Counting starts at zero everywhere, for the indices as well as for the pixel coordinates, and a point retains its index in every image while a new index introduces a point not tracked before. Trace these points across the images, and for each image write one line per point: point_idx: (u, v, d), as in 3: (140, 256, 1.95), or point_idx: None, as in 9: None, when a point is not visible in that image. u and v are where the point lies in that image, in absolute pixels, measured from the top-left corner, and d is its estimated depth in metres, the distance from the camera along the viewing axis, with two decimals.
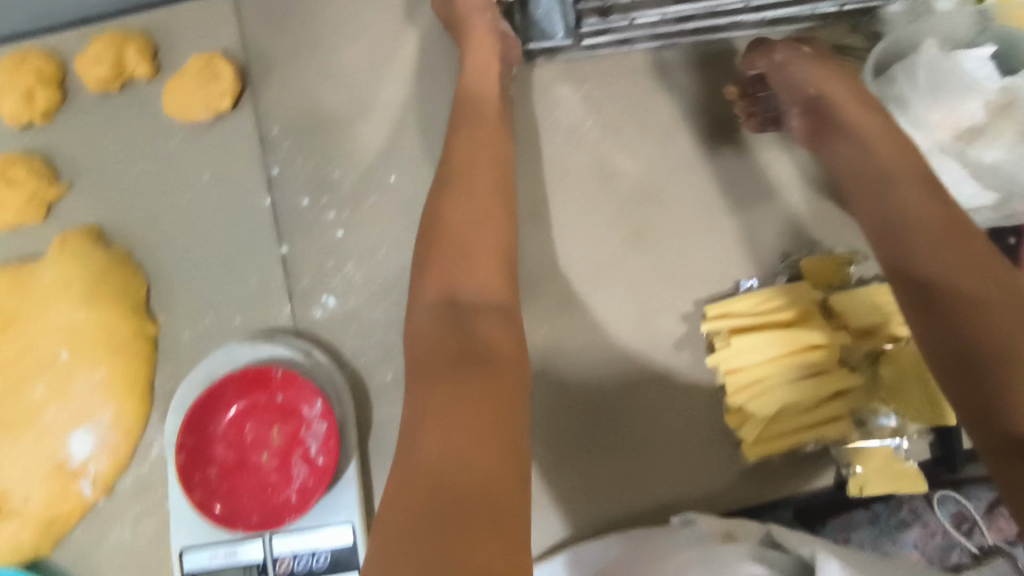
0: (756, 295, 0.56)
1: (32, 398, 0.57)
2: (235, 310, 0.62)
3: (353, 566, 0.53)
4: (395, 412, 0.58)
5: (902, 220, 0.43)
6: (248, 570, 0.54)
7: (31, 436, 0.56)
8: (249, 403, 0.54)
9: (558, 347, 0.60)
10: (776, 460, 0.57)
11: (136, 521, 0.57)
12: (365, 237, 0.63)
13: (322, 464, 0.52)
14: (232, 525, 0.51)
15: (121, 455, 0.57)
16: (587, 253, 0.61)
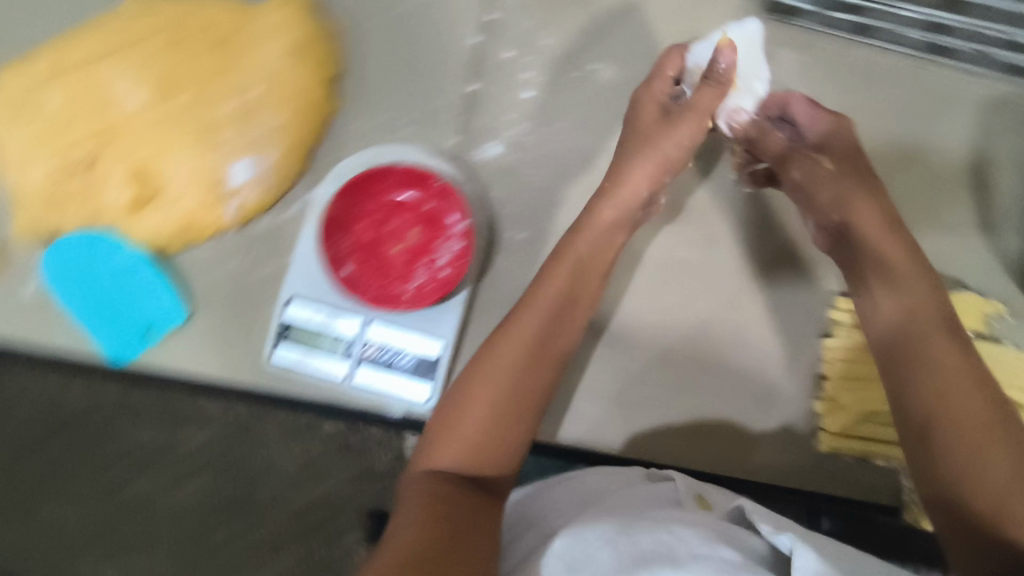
0: None
1: (214, 117, 0.61)
2: (407, 121, 0.64)
3: (429, 378, 0.58)
4: (512, 268, 0.62)
5: (912, 356, 0.45)
6: (338, 341, 0.58)
7: (201, 148, 0.61)
8: (404, 197, 0.57)
9: (679, 280, 0.61)
10: (840, 462, 0.59)
11: (256, 260, 0.61)
12: (547, 107, 0.65)
13: (444, 276, 0.55)
14: (350, 289, 0.55)
15: (268, 198, 0.61)
16: (745, 209, 0.62)
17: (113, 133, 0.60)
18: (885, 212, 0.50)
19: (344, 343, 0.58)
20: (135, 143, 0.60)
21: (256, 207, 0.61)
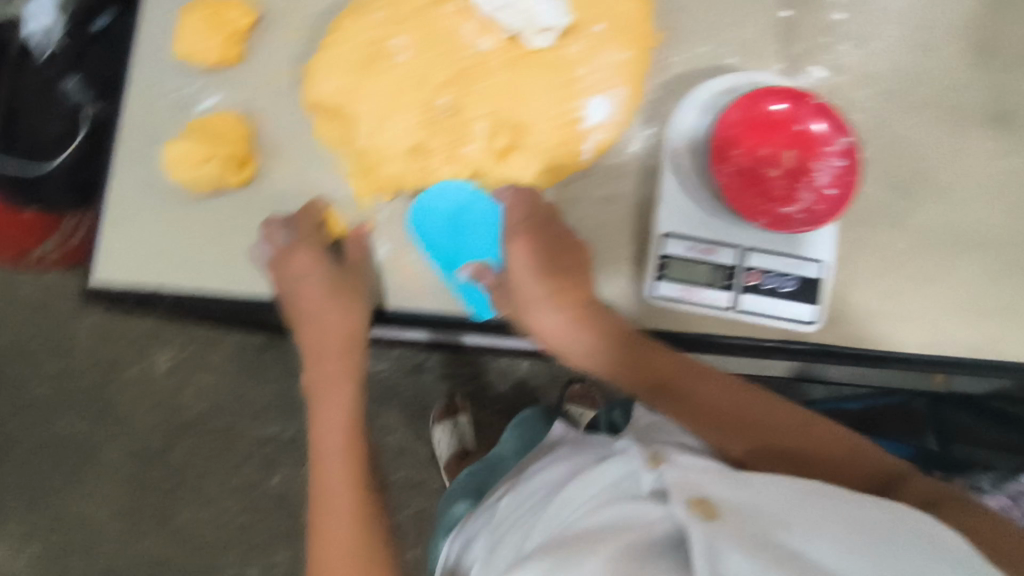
0: (685, 241, 0.58)
1: (568, 53, 0.60)
2: (679, 50, 0.64)
3: (815, 299, 0.58)
4: (828, 184, 0.56)
5: (314, 322, 0.59)
6: (717, 269, 0.58)
7: (556, 84, 0.59)
8: (763, 121, 0.56)
9: (786, 124, 0.56)
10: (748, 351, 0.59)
11: (607, 200, 0.60)
12: (826, 36, 0.64)
13: (833, 195, 0.55)
14: (748, 215, 0.55)
15: (621, 126, 0.61)
16: (859, 60, 0.64)
17: (461, 95, 0.59)
18: (309, 237, 0.59)
19: (724, 272, 0.58)
20: (489, 91, 0.59)
21: (606, 145, 0.60)
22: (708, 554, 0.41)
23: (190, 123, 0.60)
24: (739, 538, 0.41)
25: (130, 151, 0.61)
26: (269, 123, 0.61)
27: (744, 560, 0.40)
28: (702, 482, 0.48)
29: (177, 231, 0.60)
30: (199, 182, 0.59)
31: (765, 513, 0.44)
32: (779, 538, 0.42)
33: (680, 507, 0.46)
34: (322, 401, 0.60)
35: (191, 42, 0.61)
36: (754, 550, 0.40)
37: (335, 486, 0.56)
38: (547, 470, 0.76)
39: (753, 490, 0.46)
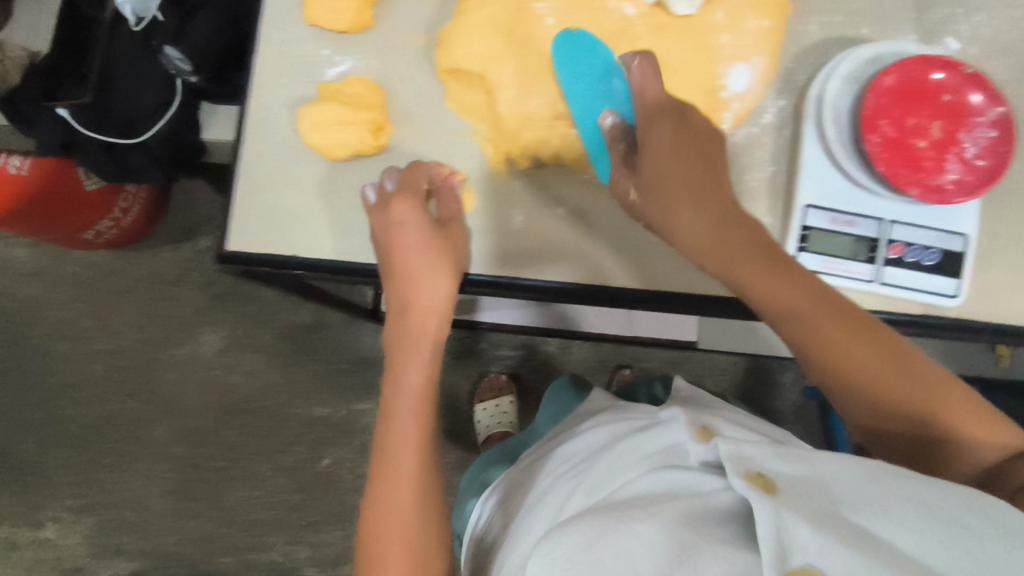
0: (827, 212, 0.58)
1: (711, 21, 0.59)
2: (812, 19, 0.63)
3: (957, 273, 0.58)
4: (980, 155, 0.55)
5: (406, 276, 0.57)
6: (859, 241, 0.58)
7: (698, 53, 0.59)
8: (915, 90, 0.56)
9: (937, 93, 0.56)
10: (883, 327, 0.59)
11: (742, 172, 0.61)
12: (960, 7, 0.63)
13: (982, 167, 0.55)
14: (898, 185, 0.55)
15: (758, 94, 0.60)
16: (994, 32, 0.63)
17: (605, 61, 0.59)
18: (416, 192, 0.57)
19: (866, 245, 0.58)
20: (634, 58, 0.59)
21: (744, 115, 0.60)
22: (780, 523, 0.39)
23: (322, 87, 0.60)
24: (804, 512, 0.39)
25: (257, 115, 0.60)
26: (402, 89, 0.61)
27: (812, 531, 0.38)
28: (754, 453, 0.46)
29: (309, 197, 0.60)
30: (337, 149, 0.59)
31: (825, 490, 0.42)
32: (842, 511, 0.40)
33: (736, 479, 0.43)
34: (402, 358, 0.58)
35: (322, 5, 0.60)
36: (823, 527, 0.38)
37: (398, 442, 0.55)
38: (583, 437, 0.76)
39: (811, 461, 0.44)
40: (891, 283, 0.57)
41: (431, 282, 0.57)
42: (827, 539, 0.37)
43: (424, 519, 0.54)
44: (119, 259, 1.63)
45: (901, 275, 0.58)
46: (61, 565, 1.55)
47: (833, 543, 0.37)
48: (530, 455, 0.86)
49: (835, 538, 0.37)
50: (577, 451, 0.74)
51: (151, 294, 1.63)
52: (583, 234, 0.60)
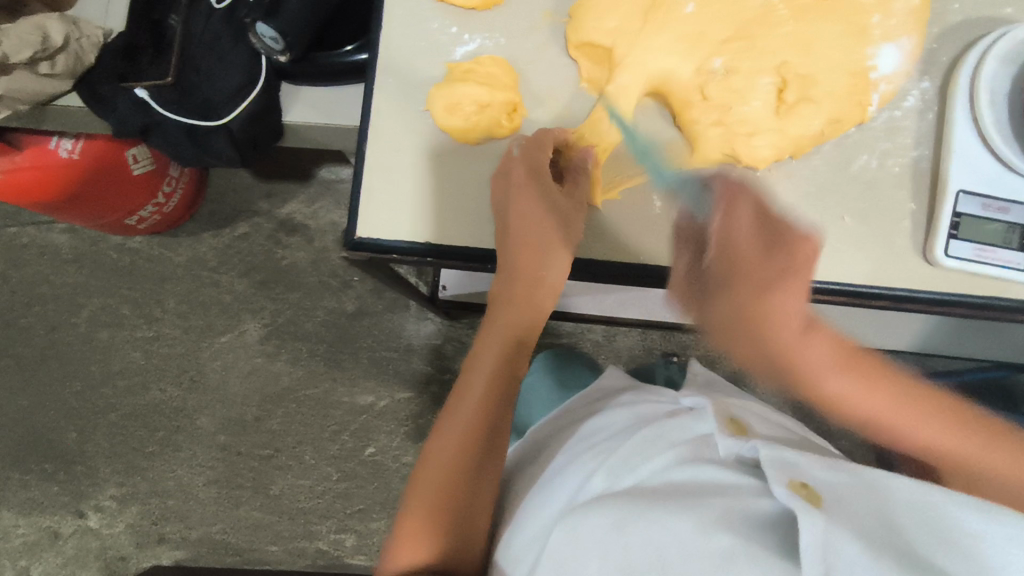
0: (979, 199, 0.56)
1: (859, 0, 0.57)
2: None
3: None
4: None
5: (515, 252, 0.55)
6: (1010, 229, 0.56)
7: (847, 32, 0.57)
8: None
9: None
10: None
11: (883, 156, 0.59)
12: None
13: None
14: None
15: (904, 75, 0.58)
16: None
17: (742, 50, 0.57)
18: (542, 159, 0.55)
19: (1018, 232, 0.56)
20: (777, 40, 0.57)
21: (889, 98, 0.58)
22: (823, 536, 0.41)
23: (453, 67, 0.58)
24: (851, 530, 0.42)
25: (384, 96, 0.58)
26: (533, 69, 0.59)
27: (857, 553, 0.40)
28: (800, 462, 0.49)
29: (436, 180, 0.58)
30: (472, 132, 0.57)
31: (875, 511, 0.44)
32: (895, 534, 0.42)
33: (780, 487, 0.46)
34: (486, 349, 0.57)
35: None
36: (869, 547, 0.41)
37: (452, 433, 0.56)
38: (605, 414, 0.74)
39: (860, 478, 0.47)
40: None
41: (542, 265, 0.55)
42: (871, 559, 0.40)
43: (451, 520, 0.54)
44: (158, 245, 1.61)
45: None
46: (106, 554, 1.54)
47: (875, 564, 0.39)
48: (545, 419, 0.82)
49: (878, 557, 0.40)
50: (592, 429, 0.71)
51: (192, 281, 1.61)
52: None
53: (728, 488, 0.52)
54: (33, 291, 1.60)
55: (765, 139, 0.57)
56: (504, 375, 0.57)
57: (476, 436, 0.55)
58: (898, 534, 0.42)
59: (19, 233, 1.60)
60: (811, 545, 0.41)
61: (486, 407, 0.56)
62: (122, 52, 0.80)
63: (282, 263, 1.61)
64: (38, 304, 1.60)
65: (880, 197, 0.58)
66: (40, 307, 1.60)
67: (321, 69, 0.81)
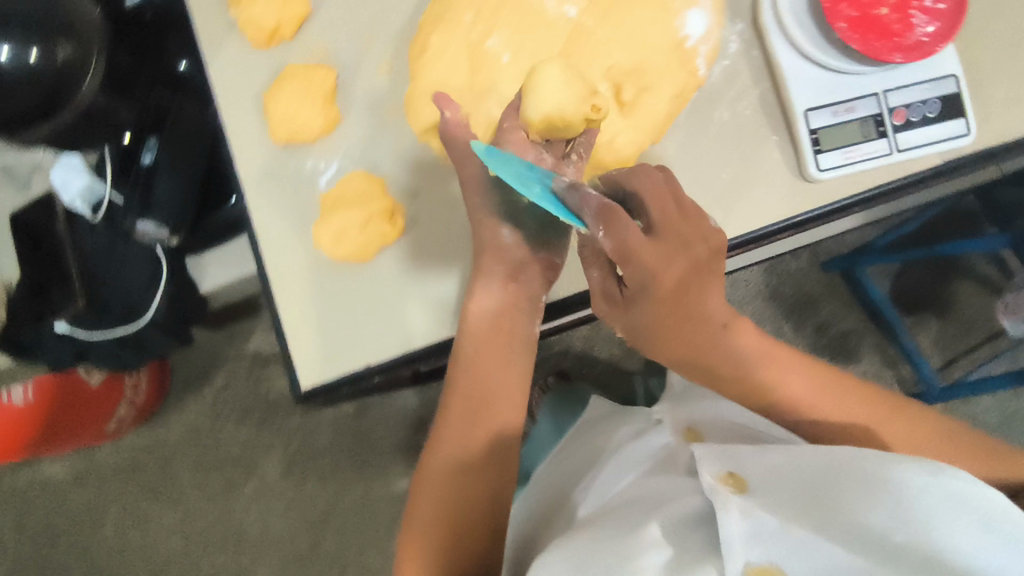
0: (829, 107, 0.60)
1: None
2: None
3: (960, 111, 0.60)
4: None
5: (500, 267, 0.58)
6: (864, 122, 0.60)
7: (655, 9, 0.59)
8: None
9: None
10: (922, 177, 0.61)
11: (733, 104, 0.62)
12: None
13: (945, 8, 0.57)
14: (887, 56, 0.57)
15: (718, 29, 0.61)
16: None
17: (572, 70, 0.58)
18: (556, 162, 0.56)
19: (872, 122, 0.60)
20: (597, 46, 0.58)
21: (714, 53, 0.62)
22: (746, 521, 0.51)
23: (322, 199, 0.60)
24: (766, 507, 0.52)
25: (274, 253, 0.60)
26: (396, 167, 0.61)
27: (773, 527, 0.50)
28: (733, 455, 0.60)
29: (354, 305, 0.60)
30: (366, 248, 0.59)
31: (793, 497, 0.52)
32: (814, 505, 0.52)
33: (710, 479, 0.58)
34: (465, 380, 0.57)
35: (290, 122, 0.60)
36: (784, 518, 0.50)
37: (452, 444, 0.56)
38: (594, 448, 0.85)
39: (778, 468, 0.56)
40: (909, 146, 0.60)
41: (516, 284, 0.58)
42: (785, 530, 0.49)
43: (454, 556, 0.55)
44: (149, 432, 1.61)
45: (916, 129, 0.60)
46: None
47: (789, 533, 0.49)
48: (548, 460, 0.90)
49: (793, 526, 0.50)
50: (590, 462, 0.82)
51: (195, 451, 1.61)
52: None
53: (672, 498, 0.62)
54: (52, 527, 1.59)
55: (626, 139, 0.59)
56: (489, 407, 0.57)
57: (474, 467, 0.56)
58: None
59: (16, 479, 1.60)
60: (731, 520, 0.52)
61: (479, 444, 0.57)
62: (27, 297, 0.81)
63: (269, 397, 1.61)
64: (62, 536, 1.59)
65: (744, 140, 0.62)
66: (65, 538, 1.59)
67: (215, 230, 0.83)
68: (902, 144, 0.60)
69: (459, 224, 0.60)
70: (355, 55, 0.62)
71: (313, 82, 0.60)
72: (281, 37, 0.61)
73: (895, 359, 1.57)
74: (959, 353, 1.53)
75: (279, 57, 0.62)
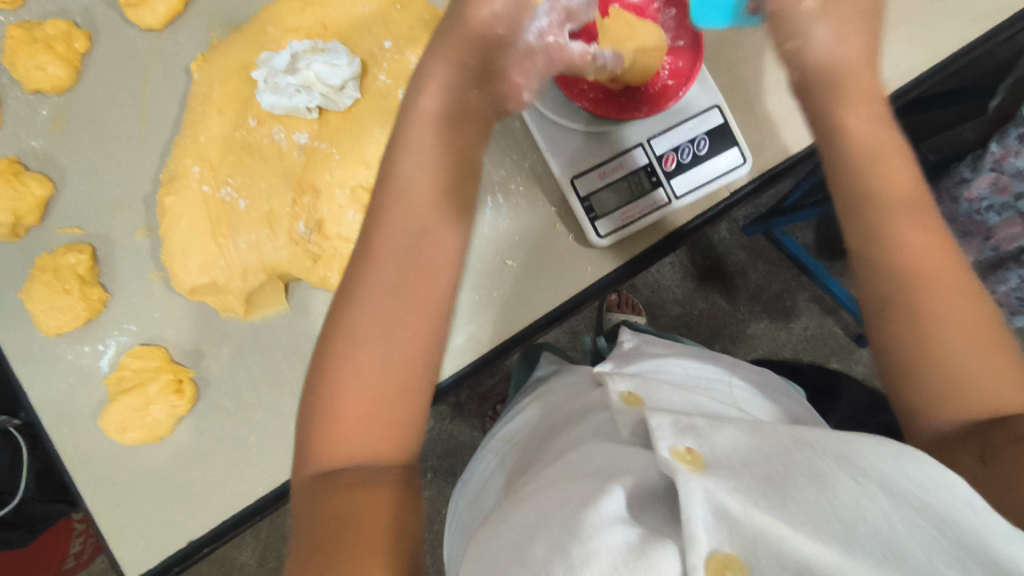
0: (597, 169, 0.57)
1: (380, 84, 0.56)
2: None
3: (733, 140, 0.57)
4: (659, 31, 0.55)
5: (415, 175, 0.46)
6: (636, 176, 0.57)
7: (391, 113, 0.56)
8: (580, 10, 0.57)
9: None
10: (717, 206, 0.58)
11: (506, 182, 0.60)
12: None
13: (685, 44, 0.56)
14: (634, 109, 0.55)
15: None
16: None
17: (315, 200, 0.55)
18: None
19: (644, 175, 0.57)
20: (338, 168, 0.55)
21: None
22: (711, 502, 0.34)
23: (108, 382, 0.58)
24: (739, 485, 0.35)
25: (68, 449, 0.57)
26: (177, 331, 0.59)
27: (741, 507, 0.34)
28: (707, 426, 0.40)
29: (162, 484, 0.57)
30: (157, 428, 0.57)
31: (762, 464, 0.36)
32: (808, 491, 0.34)
33: (664, 446, 0.38)
34: (360, 319, 0.43)
35: (52, 314, 0.57)
36: (753, 495, 0.34)
37: (351, 419, 0.42)
38: (530, 439, 0.59)
39: (744, 434, 0.40)
40: (688, 188, 0.57)
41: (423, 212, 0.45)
42: (757, 519, 0.33)
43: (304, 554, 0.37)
44: None
45: (693, 169, 0.57)
46: None
47: (768, 519, 0.33)
48: (485, 439, 0.67)
49: (762, 512, 0.33)
50: (529, 450, 0.56)
51: None
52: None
53: (618, 468, 0.42)
54: None
55: None
56: (391, 355, 0.43)
57: (372, 447, 0.41)
58: (829, 480, 0.34)
59: None
60: (688, 494, 0.35)
61: (374, 412, 0.42)
62: None
63: None
64: None
65: (524, 218, 0.59)
66: None
67: None
68: (678, 190, 0.57)
69: (250, 375, 0.58)
70: (108, 224, 0.60)
71: (61, 264, 0.57)
72: (23, 225, 0.59)
73: (833, 306, 1.32)
74: None
75: (33, 245, 0.60)
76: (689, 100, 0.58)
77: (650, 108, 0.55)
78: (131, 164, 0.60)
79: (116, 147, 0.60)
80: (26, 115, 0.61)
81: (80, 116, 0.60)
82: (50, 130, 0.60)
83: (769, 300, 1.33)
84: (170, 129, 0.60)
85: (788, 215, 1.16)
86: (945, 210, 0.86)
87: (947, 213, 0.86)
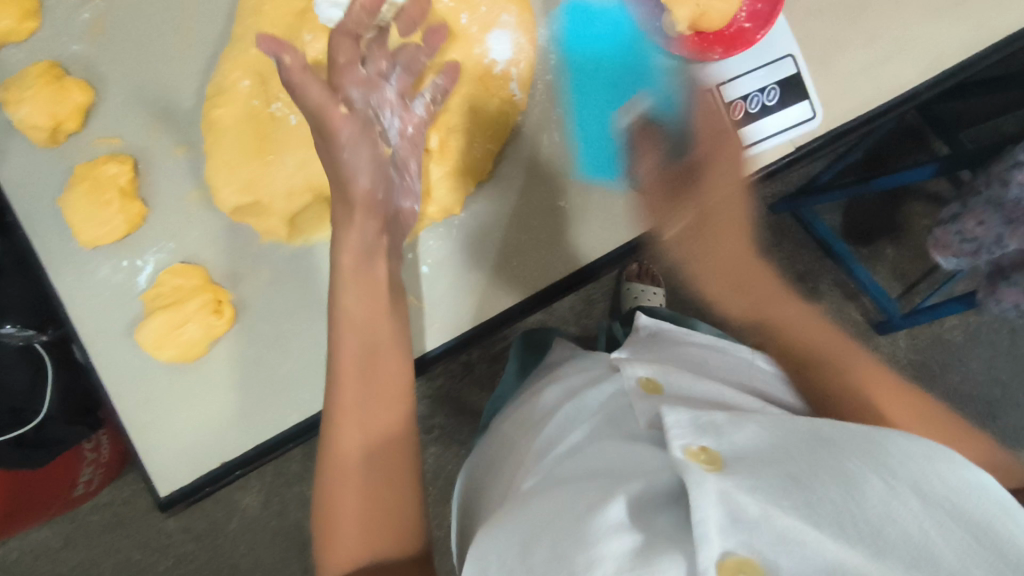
0: None
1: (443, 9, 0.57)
2: None
3: (805, 92, 0.55)
4: None
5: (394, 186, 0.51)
6: (700, 124, 0.55)
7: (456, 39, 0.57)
8: None
9: None
10: (776, 167, 0.56)
11: (563, 122, 0.58)
12: None
13: None
14: (709, 52, 0.55)
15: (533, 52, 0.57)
16: None
17: None
18: None
19: (709, 122, 0.55)
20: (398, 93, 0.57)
21: (531, 71, 0.57)
22: (724, 503, 0.34)
23: (145, 299, 0.57)
24: (755, 484, 0.35)
25: (101, 366, 0.56)
26: (217, 253, 0.57)
27: (757, 507, 0.34)
28: (721, 423, 0.41)
29: (195, 406, 0.56)
30: (193, 347, 0.56)
31: (787, 464, 0.37)
32: (831, 491, 0.34)
33: (676, 449, 0.39)
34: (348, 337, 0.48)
35: (90, 225, 0.56)
36: (770, 496, 0.35)
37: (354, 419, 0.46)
38: (535, 421, 0.57)
39: (763, 431, 0.40)
40: (753, 140, 0.55)
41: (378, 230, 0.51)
42: (772, 520, 0.33)
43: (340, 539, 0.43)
44: None
45: (762, 119, 0.55)
46: None
47: (787, 522, 0.33)
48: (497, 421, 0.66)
49: (781, 513, 0.34)
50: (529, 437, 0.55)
51: None
52: (463, 269, 0.57)
53: (630, 467, 0.42)
54: None
55: (443, 189, 0.56)
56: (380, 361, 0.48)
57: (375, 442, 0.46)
58: (858, 480, 0.35)
59: None
60: (698, 497, 0.35)
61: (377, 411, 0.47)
62: None
63: None
64: None
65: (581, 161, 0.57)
66: None
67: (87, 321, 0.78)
68: (744, 141, 0.55)
69: (291, 303, 0.57)
70: (150, 137, 0.58)
71: (101, 175, 0.56)
72: (62, 132, 0.57)
73: (855, 292, 1.31)
74: (917, 279, 1.29)
75: (70, 155, 0.58)
76: (762, 47, 0.55)
77: (726, 51, 0.55)
78: (177, 77, 0.58)
79: (161, 58, 0.57)
80: (65, 17, 0.57)
81: (123, 22, 0.58)
82: (90, 35, 0.58)
83: (793, 282, 1.31)
84: (219, 43, 0.58)
85: (824, 194, 1.12)
86: (991, 196, 0.80)
87: (993, 199, 0.80)
